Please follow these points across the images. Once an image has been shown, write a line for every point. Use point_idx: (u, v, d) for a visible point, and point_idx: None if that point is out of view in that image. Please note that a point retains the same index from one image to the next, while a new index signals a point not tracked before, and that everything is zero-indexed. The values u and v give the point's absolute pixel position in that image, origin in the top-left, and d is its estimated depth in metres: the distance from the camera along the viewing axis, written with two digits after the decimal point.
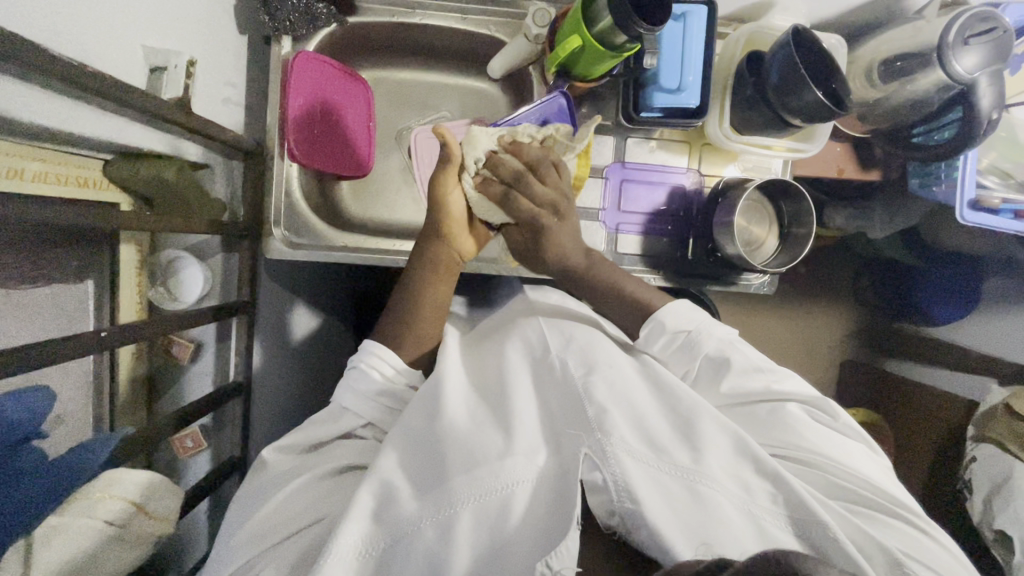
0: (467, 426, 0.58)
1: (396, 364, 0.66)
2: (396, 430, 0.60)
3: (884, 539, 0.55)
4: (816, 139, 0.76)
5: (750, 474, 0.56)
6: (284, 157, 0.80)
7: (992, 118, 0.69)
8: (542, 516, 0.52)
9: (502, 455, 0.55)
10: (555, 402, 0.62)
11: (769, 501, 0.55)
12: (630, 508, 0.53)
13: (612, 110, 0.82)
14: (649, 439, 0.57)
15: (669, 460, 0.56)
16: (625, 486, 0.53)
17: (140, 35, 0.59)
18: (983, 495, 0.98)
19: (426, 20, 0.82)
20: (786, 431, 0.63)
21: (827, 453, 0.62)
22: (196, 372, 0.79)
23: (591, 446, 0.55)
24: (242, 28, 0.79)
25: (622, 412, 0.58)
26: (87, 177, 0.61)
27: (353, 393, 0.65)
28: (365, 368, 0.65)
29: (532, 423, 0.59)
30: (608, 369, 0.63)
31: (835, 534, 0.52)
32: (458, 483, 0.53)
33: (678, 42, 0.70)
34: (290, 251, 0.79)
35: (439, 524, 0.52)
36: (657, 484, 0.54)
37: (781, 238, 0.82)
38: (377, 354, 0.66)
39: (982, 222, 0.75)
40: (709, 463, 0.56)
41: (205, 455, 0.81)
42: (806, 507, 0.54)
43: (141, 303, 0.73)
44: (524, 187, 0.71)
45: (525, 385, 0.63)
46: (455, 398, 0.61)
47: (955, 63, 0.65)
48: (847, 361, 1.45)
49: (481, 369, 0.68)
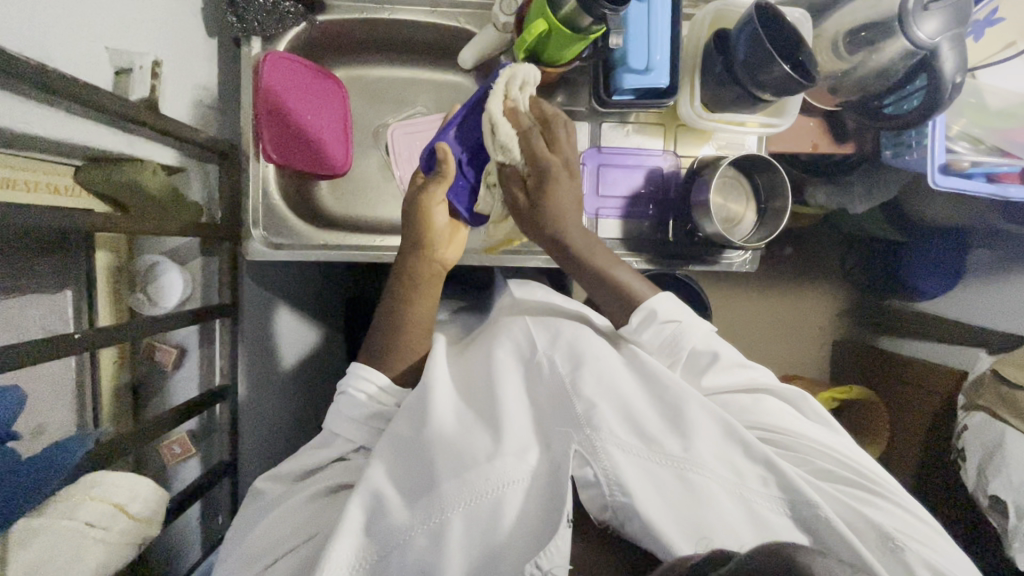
0: (455, 430, 0.58)
1: (381, 383, 0.65)
2: (385, 438, 0.60)
3: (875, 514, 0.56)
4: (786, 113, 0.77)
5: (741, 458, 0.56)
6: (260, 158, 0.80)
7: (957, 82, 0.70)
8: (534, 519, 0.52)
9: (492, 456, 0.54)
10: (542, 399, 0.61)
11: (762, 486, 0.55)
12: (621, 500, 0.53)
13: (585, 97, 0.83)
14: (638, 430, 0.57)
15: (660, 451, 0.55)
16: (616, 480, 0.54)
17: (103, 38, 0.59)
18: (977, 462, 0.98)
19: (395, 15, 0.82)
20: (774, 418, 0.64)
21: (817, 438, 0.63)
22: (180, 377, 0.79)
23: (581, 442, 0.55)
24: (210, 31, 0.79)
25: (611, 405, 0.58)
26: (58, 183, 0.62)
27: (341, 418, 0.64)
28: (351, 393, 0.65)
29: (521, 423, 0.58)
30: (595, 361, 0.62)
31: (826, 517, 0.53)
32: (448, 487, 0.53)
33: (644, 23, 0.70)
34: (269, 252, 0.79)
35: (430, 531, 0.52)
36: (648, 476, 0.54)
37: (759, 214, 0.83)
38: (361, 375, 0.65)
39: (954, 185, 0.76)
40: (699, 449, 0.55)
41: (195, 461, 0.80)
42: (794, 488, 0.54)
43: (120, 310, 0.72)
44: (548, 133, 0.70)
45: (512, 386, 0.62)
46: (442, 401, 0.61)
47: (917, 30, 0.66)
48: (837, 342, 1.47)
49: (466, 371, 0.67)
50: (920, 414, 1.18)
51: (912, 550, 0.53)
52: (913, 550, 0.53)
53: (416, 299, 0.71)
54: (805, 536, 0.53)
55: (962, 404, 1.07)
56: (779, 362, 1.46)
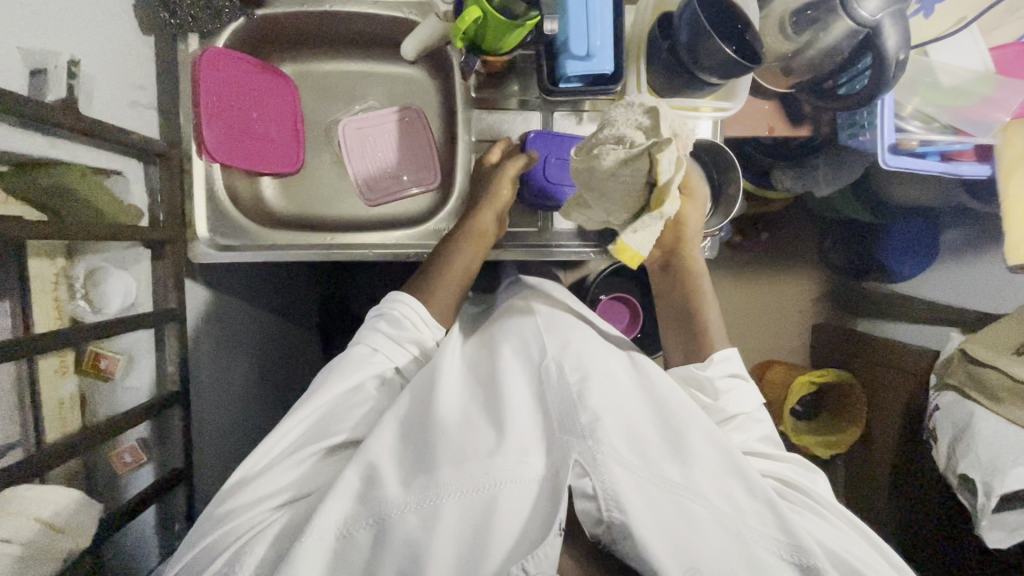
0: (458, 423, 0.57)
1: (421, 315, 0.69)
2: (388, 416, 0.59)
3: (864, 569, 0.55)
4: (736, 96, 0.75)
5: (742, 494, 0.56)
6: (201, 155, 0.79)
7: (901, 59, 0.68)
8: (527, 524, 0.51)
9: (492, 452, 0.54)
10: (548, 402, 0.60)
11: (757, 521, 0.55)
12: (617, 517, 0.52)
13: (536, 86, 0.81)
14: (640, 449, 0.56)
15: (661, 474, 0.55)
16: (614, 497, 0.52)
17: (15, 38, 0.56)
18: (948, 441, 0.98)
19: (338, 6, 0.80)
20: (779, 466, 0.64)
21: (815, 490, 0.63)
22: (125, 386, 0.75)
23: (582, 452, 0.54)
24: (146, 28, 0.76)
25: (616, 423, 0.57)
26: None
27: (383, 334, 0.67)
28: (399, 317, 0.68)
29: (525, 424, 0.57)
30: (603, 378, 0.62)
31: (819, 566, 0.52)
32: (447, 474, 0.52)
33: (581, 7, 0.67)
34: (216, 255, 0.78)
35: (423, 512, 0.51)
36: (647, 496, 0.53)
37: (713, 200, 0.80)
38: (406, 305, 0.69)
39: (906, 166, 0.75)
40: (698, 478, 0.55)
41: (148, 469, 0.78)
42: (791, 532, 0.54)
43: (60, 319, 0.69)
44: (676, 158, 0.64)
45: (520, 388, 0.62)
46: (446, 397, 0.61)
47: (859, 8, 0.64)
48: (818, 326, 1.45)
49: (473, 366, 0.67)
50: (894, 397, 1.18)
51: None
52: None
53: (476, 251, 0.75)
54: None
55: (932, 384, 1.07)
56: (757, 348, 1.46)
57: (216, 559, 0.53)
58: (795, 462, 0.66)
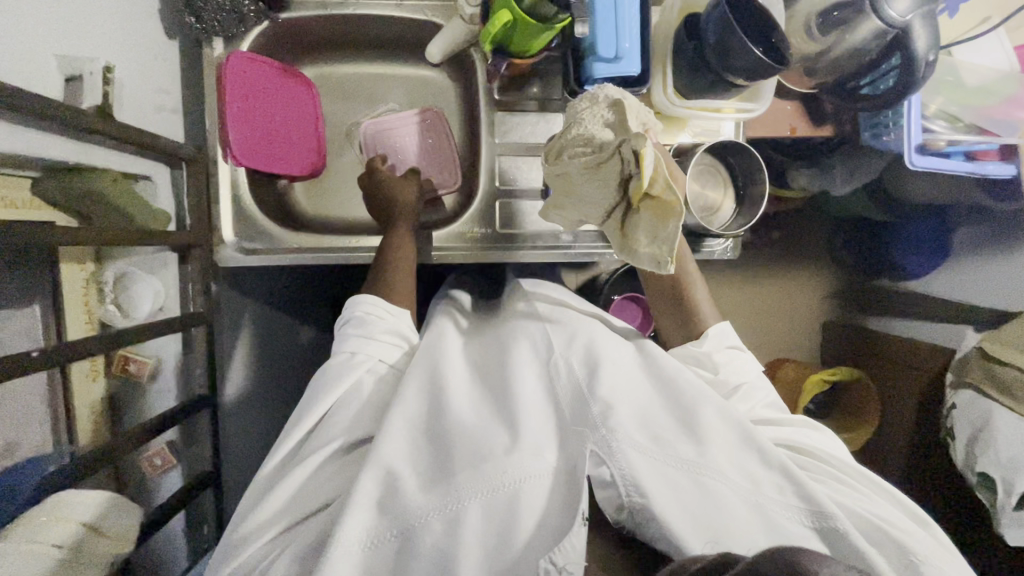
0: (471, 423, 0.56)
1: (388, 308, 0.68)
2: (395, 417, 0.57)
3: (891, 528, 0.55)
4: (761, 97, 0.76)
5: (760, 468, 0.55)
6: (225, 160, 0.77)
7: (930, 60, 0.69)
8: (553, 515, 0.49)
9: (509, 450, 0.52)
10: (558, 397, 0.59)
11: (777, 493, 0.54)
12: (638, 501, 0.51)
13: (558, 88, 0.81)
14: (654, 434, 0.55)
15: (677, 454, 0.54)
16: (634, 481, 0.51)
17: (50, 45, 0.56)
18: (965, 439, 0.98)
19: (361, 10, 0.80)
20: (794, 435, 0.63)
21: (829, 452, 0.63)
22: (157, 389, 0.78)
23: (597, 442, 0.52)
24: (170, 33, 0.76)
25: (627, 409, 0.56)
26: (15, 197, 0.59)
27: (356, 337, 0.65)
28: (362, 315, 0.67)
29: (536, 416, 0.56)
30: (610, 367, 0.60)
31: (843, 529, 0.52)
32: (465, 478, 0.50)
33: (610, 10, 0.67)
34: (242, 258, 0.78)
35: (447, 519, 0.48)
36: (666, 479, 0.52)
37: (738, 200, 0.81)
38: (372, 305, 0.68)
39: (931, 166, 0.75)
40: (715, 455, 0.54)
41: (176, 472, 0.79)
42: (812, 498, 0.53)
43: (91, 324, 0.70)
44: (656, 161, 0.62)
45: (529, 382, 0.60)
46: (455, 396, 0.60)
47: (888, 8, 0.65)
48: (829, 323, 1.45)
49: (480, 363, 0.66)
50: (909, 393, 1.18)
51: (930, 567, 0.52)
52: (931, 566, 0.52)
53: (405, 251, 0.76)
54: (821, 543, 0.53)
55: (949, 382, 1.06)
56: (768, 347, 1.45)
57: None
58: (807, 428, 0.66)
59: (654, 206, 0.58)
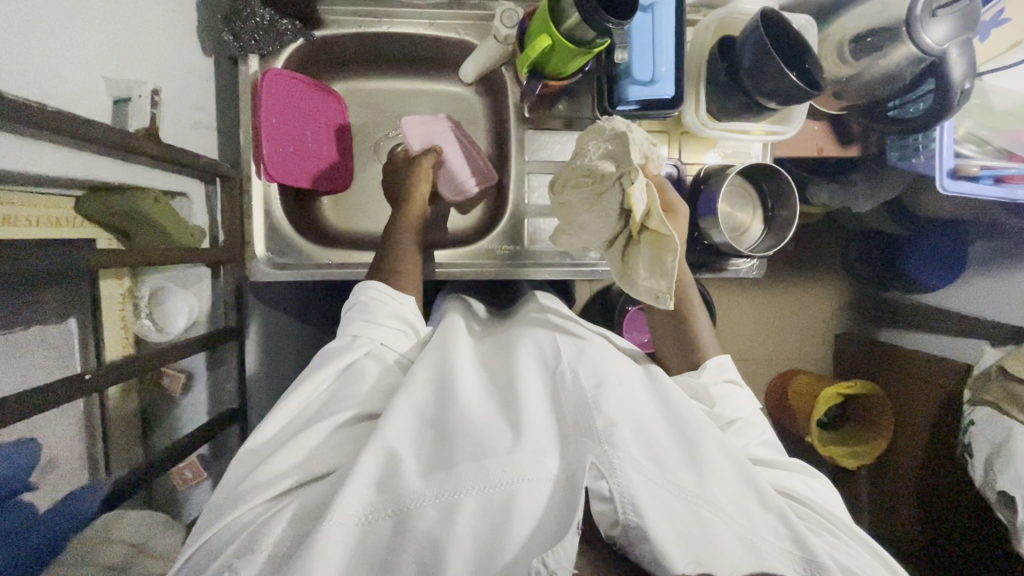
0: (476, 418, 0.54)
1: (394, 297, 0.66)
2: (402, 402, 0.55)
3: None
4: (792, 120, 0.76)
5: (755, 507, 0.53)
6: (259, 177, 0.78)
7: (964, 88, 0.69)
8: (544, 523, 0.47)
9: (511, 449, 0.50)
10: (562, 407, 0.57)
11: (770, 534, 0.52)
12: (634, 521, 0.48)
13: (587, 107, 0.82)
14: (656, 455, 0.53)
15: (676, 480, 0.52)
16: (631, 500, 0.48)
17: (101, 68, 0.58)
18: (983, 458, 0.98)
19: (395, 28, 0.80)
20: (790, 484, 0.61)
21: (824, 505, 0.61)
22: (189, 403, 0.79)
23: (598, 455, 0.50)
24: (207, 50, 0.77)
25: (631, 425, 0.54)
26: (60, 216, 0.60)
27: (360, 321, 0.63)
28: (366, 301, 0.65)
29: (540, 422, 0.54)
30: (618, 384, 0.59)
31: None
32: (466, 470, 0.49)
33: (648, 34, 0.69)
34: (274, 273, 0.78)
35: (443, 506, 0.47)
36: (664, 501, 0.50)
37: (766, 222, 0.82)
38: (379, 291, 0.66)
39: (962, 191, 0.75)
40: (713, 488, 0.52)
41: (207, 484, 0.81)
42: (805, 545, 0.51)
43: (127, 339, 0.71)
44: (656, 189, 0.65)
45: (535, 390, 0.59)
46: (462, 394, 0.57)
47: (925, 35, 0.65)
48: (842, 334, 1.44)
49: (487, 367, 0.64)
50: (922, 408, 1.17)
51: None
52: None
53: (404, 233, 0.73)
54: None
55: (965, 399, 1.05)
56: (782, 359, 1.44)
57: (227, 547, 0.48)
58: (805, 478, 0.64)
59: (652, 239, 0.60)
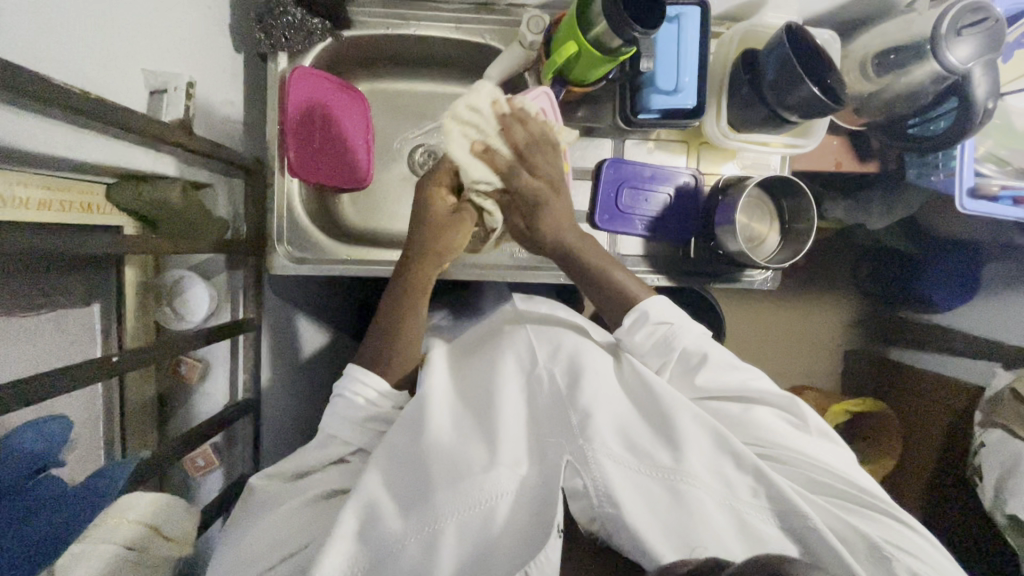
0: (451, 437, 0.54)
1: (380, 388, 0.63)
2: (381, 447, 0.55)
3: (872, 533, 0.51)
4: (812, 134, 0.77)
5: (732, 469, 0.52)
6: (284, 172, 0.80)
7: (989, 107, 0.70)
8: (525, 527, 0.48)
9: (486, 467, 0.50)
10: (537, 412, 0.57)
11: (751, 497, 0.51)
12: (610, 511, 0.49)
13: (608, 113, 0.81)
14: (630, 442, 0.53)
15: (651, 462, 0.52)
16: (607, 491, 0.50)
17: (139, 60, 0.59)
18: (993, 480, 0.95)
19: (421, 30, 0.82)
20: (768, 427, 0.60)
21: (813, 451, 0.59)
22: (206, 391, 0.81)
23: (573, 452, 0.51)
24: (238, 47, 0.79)
25: (605, 416, 0.54)
26: (90, 202, 0.60)
27: (339, 420, 0.61)
28: (351, 396, 0.62)
29: (515, 428, 0.55)
30: (592, 375, 0.59)
31: (816, 529, 0.48)
32: (442, 497, 0.48)
33: (673, 44, 0.71)
34: (293, 267, 0.79)
35: (424, 539, 0.48)
36: (639, 488, 0.50)
37: (783, 234, 0.83)
38: (359, 378, 0.63)
39: (981, 210, 0.76)
40: (691, 460, 0.51)
41: (218, 474, 0.82)
42: (784, 499, 0.50)
43: (148, 324, 0.73)
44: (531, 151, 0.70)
45: (512, 393, 0.58)
46: (438, 408, 0.57)
47: (949, 54, 0.65)
48: (850, 351, 1.43)
49: (466, 375, 0.64)
50: (935, 430, 1.15)
51: (905, 565, 0.49)
52: (906, 565, 0.49)
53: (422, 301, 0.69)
54: (794, 546, 0.49)
55: (977, 421, 1.03)
56: (792, 373, 1.44)
57: None
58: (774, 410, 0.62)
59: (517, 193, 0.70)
